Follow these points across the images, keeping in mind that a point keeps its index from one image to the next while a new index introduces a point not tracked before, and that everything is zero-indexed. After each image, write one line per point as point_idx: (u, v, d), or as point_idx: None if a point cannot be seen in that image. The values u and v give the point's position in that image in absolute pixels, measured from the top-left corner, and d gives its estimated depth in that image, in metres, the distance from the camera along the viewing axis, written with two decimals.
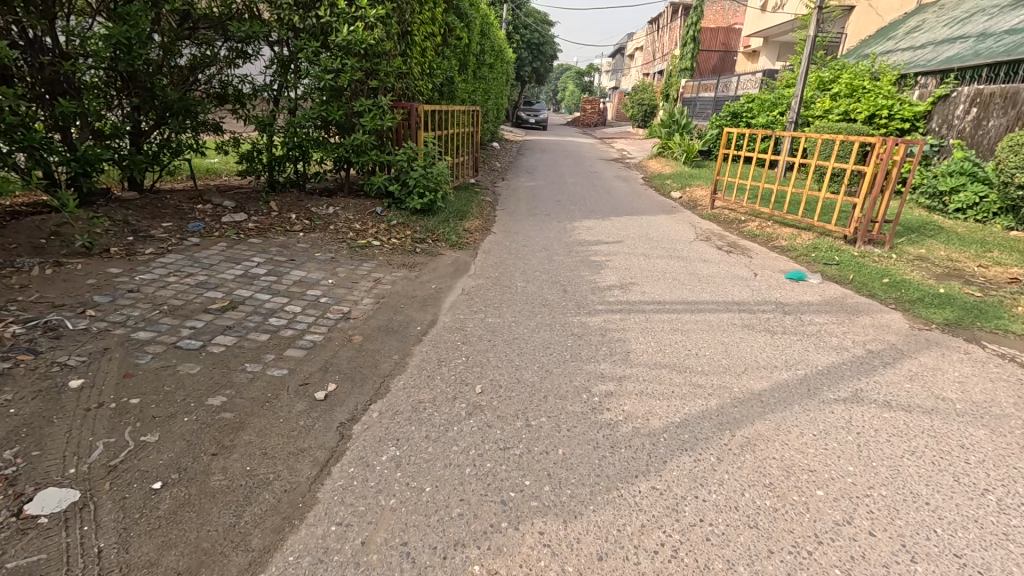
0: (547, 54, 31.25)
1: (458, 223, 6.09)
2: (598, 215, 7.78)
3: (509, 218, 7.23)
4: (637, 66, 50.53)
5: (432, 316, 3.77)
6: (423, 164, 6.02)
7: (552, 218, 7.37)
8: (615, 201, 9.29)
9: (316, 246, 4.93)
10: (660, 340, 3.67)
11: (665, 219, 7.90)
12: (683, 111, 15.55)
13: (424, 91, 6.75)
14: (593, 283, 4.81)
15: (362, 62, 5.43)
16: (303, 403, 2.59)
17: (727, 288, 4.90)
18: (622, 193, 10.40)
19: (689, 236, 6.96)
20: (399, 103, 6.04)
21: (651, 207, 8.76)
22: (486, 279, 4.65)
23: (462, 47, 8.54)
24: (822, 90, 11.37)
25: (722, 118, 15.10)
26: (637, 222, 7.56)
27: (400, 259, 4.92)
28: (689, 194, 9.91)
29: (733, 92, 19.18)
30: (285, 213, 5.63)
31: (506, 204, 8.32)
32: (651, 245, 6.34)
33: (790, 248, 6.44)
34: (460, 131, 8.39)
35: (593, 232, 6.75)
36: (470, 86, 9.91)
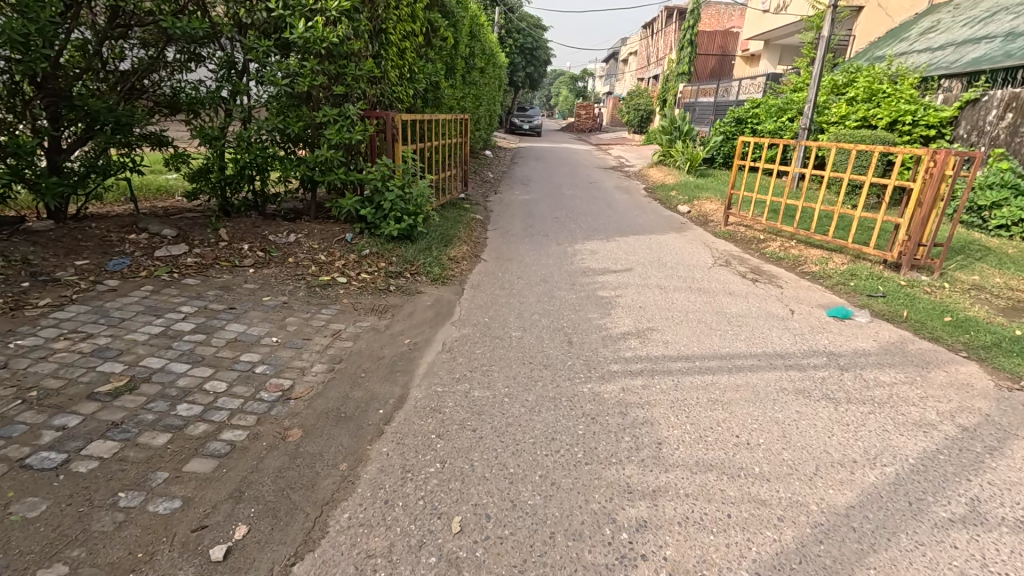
0: (540, 58, 30.60)
1: (442, 251, 5.24)
2: (602, 234, 6.94)
3: (502, 240, 6.37)
4: (632, 70, 50.07)
5: (402, 389, 2.91)
6: (401, 183, 5.17)
7: (550, 240, 6.52)
8: (617, 216, 8.44)
9: (267, 288, 4.06)
10: (697, 419, 2.83)
11: (677, 240, 7.06)
12: (684, 116, 14.69)
13: (403, 98, 5.90)
14: (604, 329, 3.97)
15: (324, 64, 4.58)
16: (189, 571, 1.71)
17: (765, 332, 4.08)
18: (625, 205, 9.59)
19: (707, 260, 6.11)
20: (373, 112, 5.19)
21: (659, 224, 7.91)
22: (473, 327, 3.80)
23: (448, 48, 7.70)
24: (836, 94, 10.63)
25: (725, 125, 14.37)
26: (646, 243, 6.71)
27: (369, 302, 4.06)
28: (698, 208, 9.10)
29: (736, 96, 18.44)
30: (236, 243, 4.76)
31: (497, 222, 7.47)
32: (666, 273, 5.52)
33: (824, 275, 5.64)
34: (447, 142, 7.57)
35: (597, 256, 5.91)
36: (459, 94, 9.16)
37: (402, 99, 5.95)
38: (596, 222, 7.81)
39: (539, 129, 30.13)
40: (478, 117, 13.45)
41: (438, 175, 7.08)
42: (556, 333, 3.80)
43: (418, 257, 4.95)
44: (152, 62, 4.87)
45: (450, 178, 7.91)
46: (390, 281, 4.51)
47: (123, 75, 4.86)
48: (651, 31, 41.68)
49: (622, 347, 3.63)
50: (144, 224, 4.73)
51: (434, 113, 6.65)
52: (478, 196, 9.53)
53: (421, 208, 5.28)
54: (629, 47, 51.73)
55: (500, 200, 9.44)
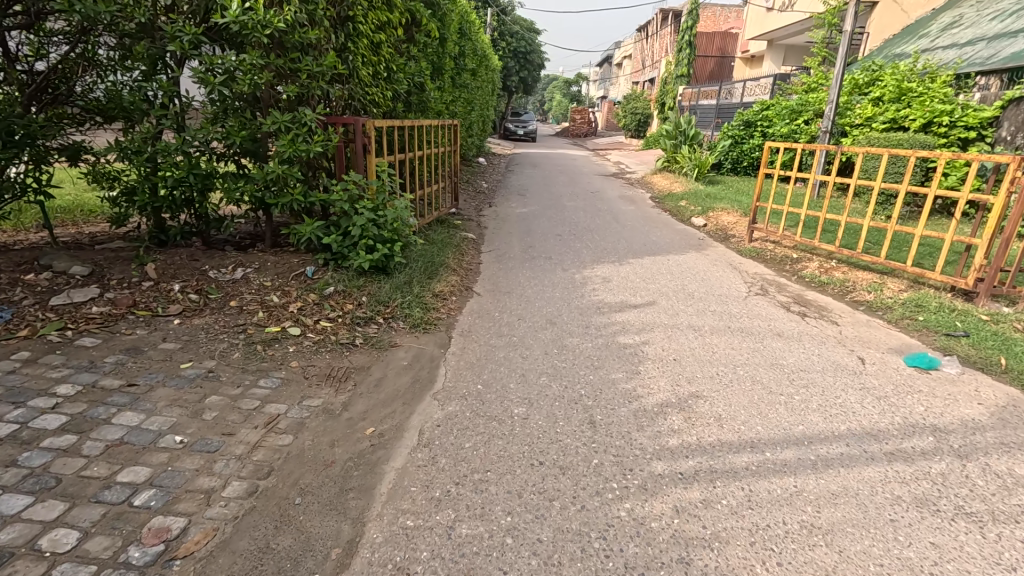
0: (534, 63, 29.88)
1: (425, 288, 4.28)
2: (614, 257, 6.01)
3: (497, 267, 5.41)
4: (627, 74, 49.57)
5: (352, 529, 1.94)
6: (374, 203, 4.22)
7: (554, 265, 5.57)
8: (627, 232, 7.52)
9: (190, 348, 3.09)
10: (794, 570, 1.89)
11: (699, 262, 6.14)
12: (689, 120, 13.82)
13: (378, 99, 4.96)
14: (634, 397, 3.04)
15: (270, 57, 3.62)
16: None
17: (839, 395, 3.17)
18: (633, 218, 8.70)
19: (740, 289, 5.18)
20: (338, 118, 4.26)
21: (675, 242, 6.98)
22: (462, 402, 2.85)
23: (433, 46, 6.78)
24: (860, 94, 9.78)
25: (734, 128, 13.56)
26: (667, 267, 5.77)
27: (326, 365, 3.11)
28: (715, 221, 8.23)
29: (740, 99, 17.70)
30: (164, 282, 3.80)
31: (491, 243, 6.53)
32: (696, 305, 4.60)
33: (881, 306, 4.75)
34: (432, 152, 6.65)
35: (611, 286, 4.96)
36: (448, 100, 8.27)
37: (376, 102, 5.02)
38: (604, 240, 6.89)
39: (534, 134, 29.33)
40: (470, 123, 12.53)
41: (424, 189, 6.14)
42: (572, 408, 2.86)
43: (395, 298, 4.00)
44: (77, 61, 4.03)
45: (438, 193, 6.99)
46: (356, 333, 3.56)
47: (43, 76, 4.01)
48: (646, 34, 41.07)
49: (662, 432, 2.69)
50: (48, 260, 3.77)
51: (420, 119, 5.73)
52: (470, 210, 8.59)
53: (400, 234, 4.33)
54: (623, 50, 51.06)
55: (494, 214, 8.51)
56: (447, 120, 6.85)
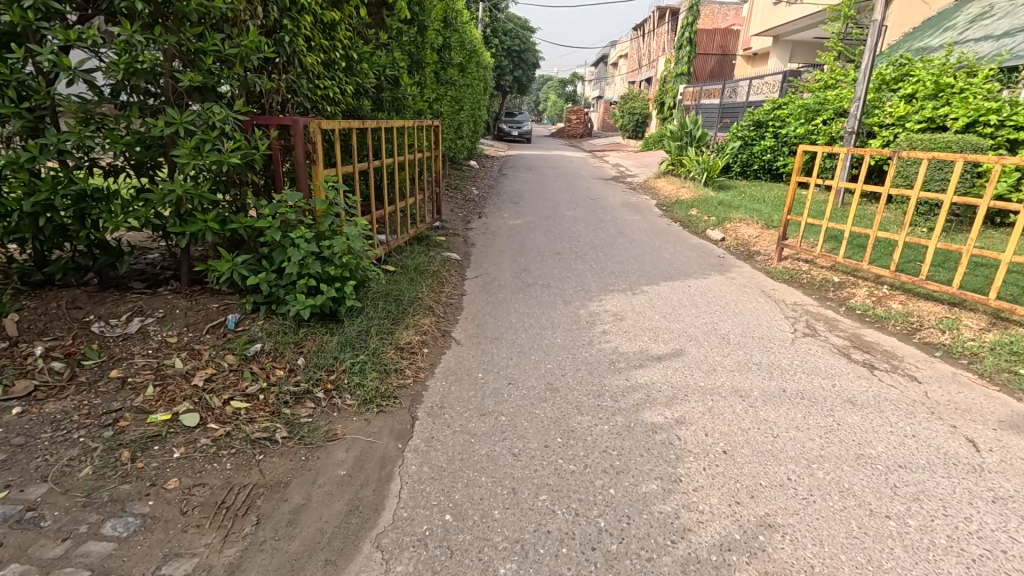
0: (528, 62, 28.88)
1: (387, 341, 3.28)
2: (625, 283, 5.05)
3: (485, 300, 4.43)
4: (623, 74, 48.73)
5: None
6: (319, 230, 3.20)
7: (553, 297, 4.60)
8: (636, 249, 6.56)
9: (17, 463, 2.09)
10: None
11: (726, 289, 5.16)
12: (695, 120, 12.91)
13: (332, 93, 3.97)
14: (678, 528, 2.06)
15: (158, 34, 2.58)
16: None
17: (968, 515, 2.21)
18: (641, 230, 7.74)
19: (783, 328, 4.20)
20: (270, 118, 3.25)
21: (692, 263, 6.01)
22: (417, 556, 1.86)
23: (408, 35, 5.81)
24: (889, 91, 8.86)
25: (744, 128, 12.68)
26: (689, 297, 4.80)
27: (221, 481, 2.12)
28: (733, 236, 7.29)
29: (746, 98, 16.78)
30: (21, 343, 2.77)
31: (479, 264, 5.55)
32: (734, 354, 3.65)
33: (963, 352, 3.80)
34: (408, 158, 5.67)
35: (625, 327, 3.98)
36: (429, 97, 7.28)
37: (330, 97, 4.03)
38: (611, 259, 5.93)
39: (529, 135, 28.33)
40: (459, 124, 11.56)
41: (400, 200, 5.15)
42: (587, 560, 1.88)
43: (344, 359, 2.99)
44: None
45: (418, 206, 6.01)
46: (281, 419, 2.54)
47: None
48: (643, 33, 40.20)
49: None
50: None
51: (392, 119, 4.75)
52: (456, 223, 7.58)
53: (355, 268, 3.31)
54: (620, 49, 50.05)
55: (484, 227, 7.54)
56: (429, 119, 5.88)
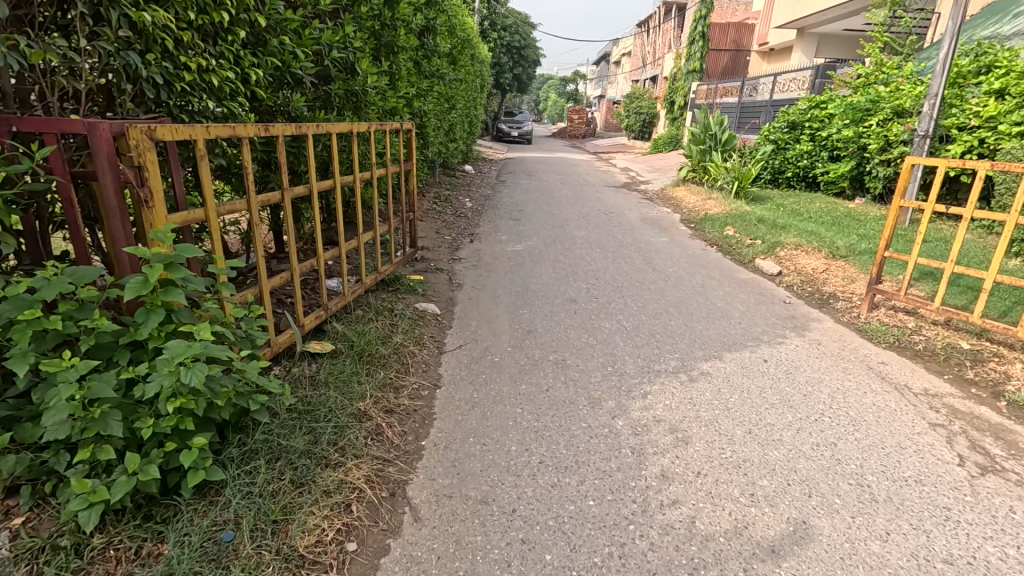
0: (528, 59, 27.25)
1: (272, 550, 1.72)
2: (673, 360, 3.51)
3: (469, 401, 2.90)
4: (625, 72, 47.26)
5: None
6: (133, 342, 1.64)
7: (572, 392, 3.05)
8: (674, 290, 5.03)
9: None
10: None
11: (815, 363, 3.62)
12: (720, 120, 11.35)
13: (216, 81, 2.45)
14: None
15: None
16: None
17: None
18: (672, 259, 6.21)
19: (935, 451, 2.67)
20: (45, 118, 1.69)
21: (754, 315, 4.46)
22: None
23: (369, 4, 4.27)
24: (972, 85, 7.29)
25: (777, 130, 11.23)
26: (770, 386, 3.26)
27: None
28: (793, 269, 5.75)
29: (770, 96, 15.22)
30: None
31: (466, 322, 4.02)
32: (893, 529, 2.11)
33: None
34: (376, 173, 4.10)
35: (697, 467, 2.45)
36: (405, 92, 5.75)
37: (211, 87, 2.50)
38: (646, 311, 4.39)
39: (530, 136, 26.78)
40: (450, 125, 10.04)
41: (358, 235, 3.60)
42: None
43: None
44: None
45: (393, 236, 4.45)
46: None
47: None
48: (648, 29, 38.61)
49: None
50: None
51: (337, 121, 3.20)
52: (440, 251, 6.05)
53: (212, 407, 1.74)
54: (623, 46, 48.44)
55: (476, 255, 6.01)
56: (403, 121, 4.35)
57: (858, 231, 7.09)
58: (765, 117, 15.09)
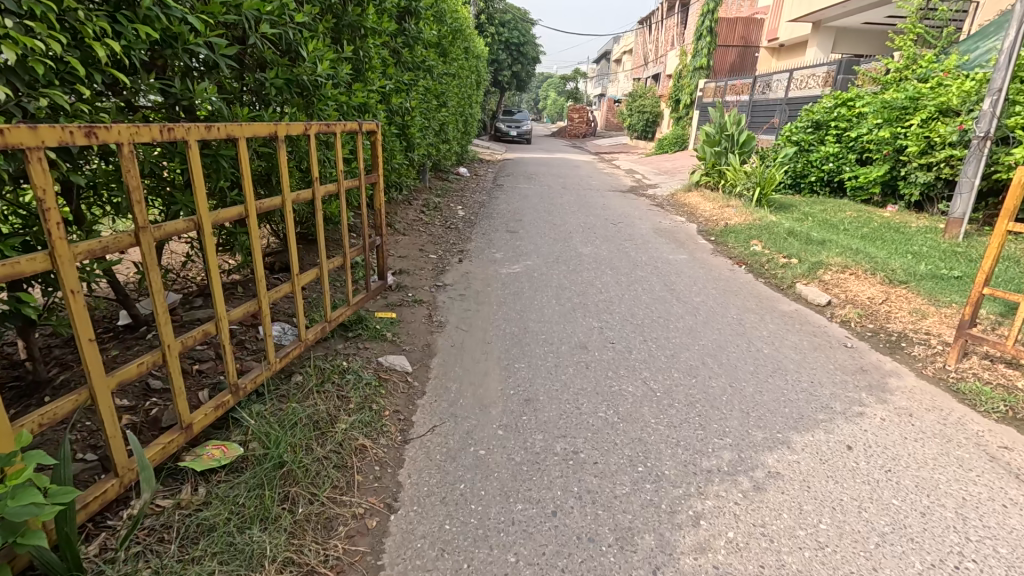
0: (527, 56, 26.22)
1: None
2: (726, 452, 2.55)
3: (436, 543, 1.93)
4: (626, 70, 46.26)
5: None
6: None
7: (590, 520, 2.09)
8: (707, 329, 4.08)
9: None
10: None
11: (918, 449, 2.67)
12: (737, 120, 10.35)
13: (10, 55, 1.50)
14: None
15: None
16: None
17: None
18: (697, 283, 5.26)
19: None
20: None
21: (813, 369, 3.50)
22: None
23: None
24: None
25: (799, 131, 10.29)
26: (870, 496, 2.29)
27: None
28: (843, 298, 4.80)
29: (786, 94, 14.25)
30: None
31: (444, 385, 3.05)
32: None
33: None
34: (336, 188, 3.11)
35: None
36: (378, 86, 4.81)
37: (4, 64, 1.55)
38: (678, 364, 3.44)
39: (529, 136, 25.80)
40: (440, 125, 9.09)
41: (298, 279, 2.64)
42: None
43: None
44: None
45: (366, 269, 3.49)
46: None
47: None
48: (650, 26, 37.60)
49: None
50: None
51: (257, 122, 2.24)
52: (423, 274, 5.09)
53: None
54: (624, 43, 47.42)
55: (465, 279, 5.06)
56: (375, 121, 3.40)
57: (907, 247, 6.14)
58: (780, 116, 14.12)
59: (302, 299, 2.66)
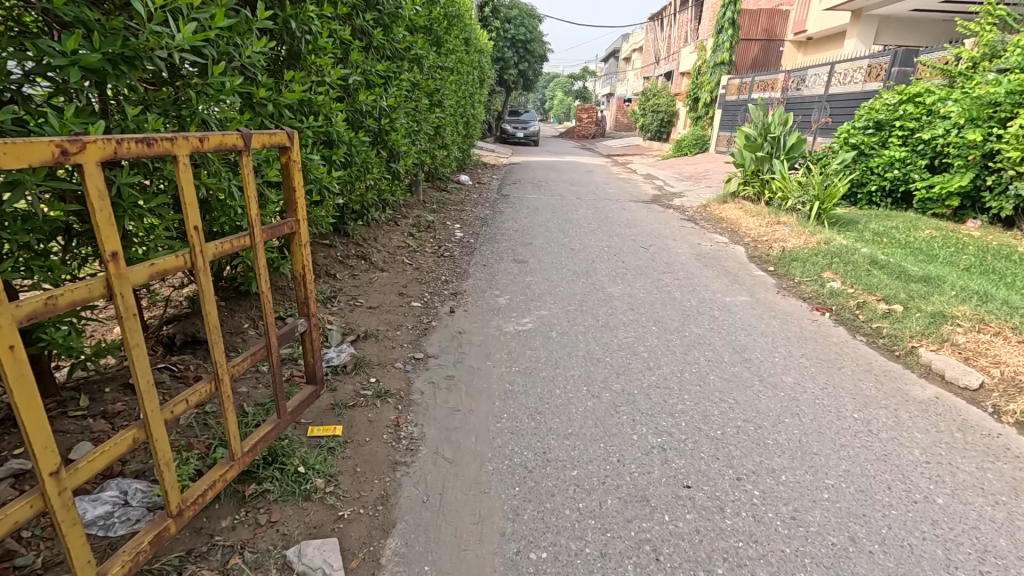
0: (535, 54, 24.81)
1: None
2: None
3: None
4: (636, 68, 44.78)
5: None
6: None
7: None
8: (825, 445, 2.65)
9: None
10: None
11: None
12: (785, 120, 8.78)
13: None
14: None
15: None
16: None
17: None
18: (776, 346, 3.83)
19: None
20: None
21: None
22: None
23: None
24: None
25: (857, 132, 8.76)
26: None
27: None
28: (999, 378, 3.33)
29: (826, 90, 12.73)
30: None
31: None
32: None
33: None
34: (207, 253, 1.63)
35: None
36: (330, 77, 3.42)
37: None
38: (811, 544, 2.01)
39: (536, 138, 24.34)
40: (435, 128, 7.70)
41: (67, 475, 1.22)
42: None
43: None
44: None
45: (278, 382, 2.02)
46: None
47: None
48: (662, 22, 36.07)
49: None
50: None
51: None
52: (398, 337, 3.66)
53: None
54: (634, 40, 45.76)
55: (457, 344, 3.63)
56: (291, 129, 1.97)
57: None
58: (821, 115, 12.59)
59: (75, 511, 1.25)
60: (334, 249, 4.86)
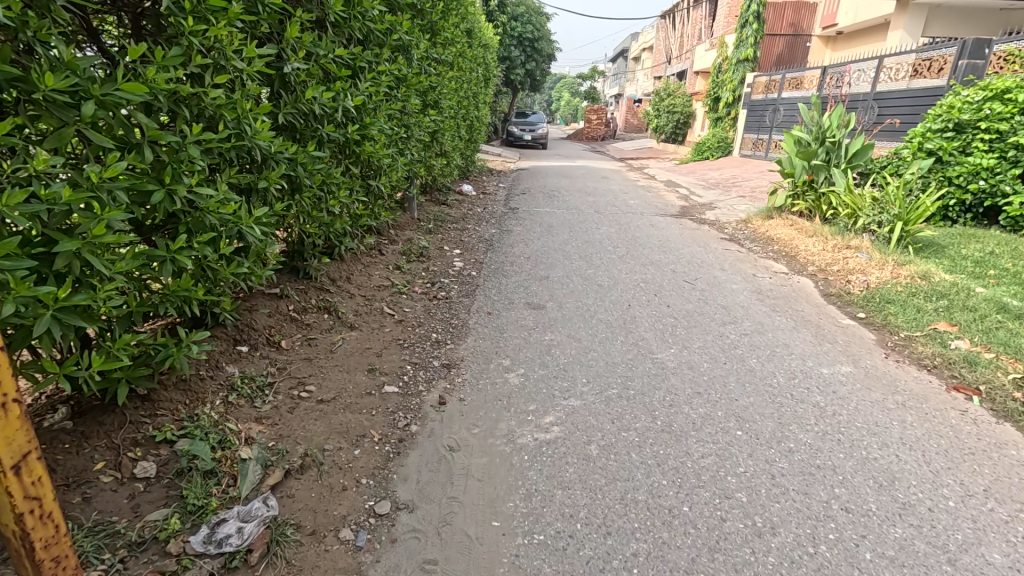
0: (543, 52, 23.53)
1: None
2: None
3: None
4: (646, 68, 43.32)
5: None
6: None
7: None
8: None
9: None
10: None
11: None
12: (848, 120, 7.35)
13: None
14: None
15: None
16: None
17: None
18: (937, 471, 2.49)
19: None
20: None
21: None
22: None
23: None
24: None
25: (932, 135, 7.37)
26: None
27: None
28: None
29: (873, 87, 11.32)
30: None
31: None
32: None
33: None
34: None
35: None
36: (239, 61, 2.15)
37: None
38: None
39: (544, 140, 23.01)
40: (429, 134, 6.41)
41: None
42: None
43: None
44: None
45: None
46: None
47: None
48: (674, 20, 34.67)
49: None
50: None
51: None
52: (353, 468, 2.35)
53: None
54: (643, 40, 44.38)
55: (446, 480, 2.32)
56: None
57: None
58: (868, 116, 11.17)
59: None
60: (285, 302, 3.56)
